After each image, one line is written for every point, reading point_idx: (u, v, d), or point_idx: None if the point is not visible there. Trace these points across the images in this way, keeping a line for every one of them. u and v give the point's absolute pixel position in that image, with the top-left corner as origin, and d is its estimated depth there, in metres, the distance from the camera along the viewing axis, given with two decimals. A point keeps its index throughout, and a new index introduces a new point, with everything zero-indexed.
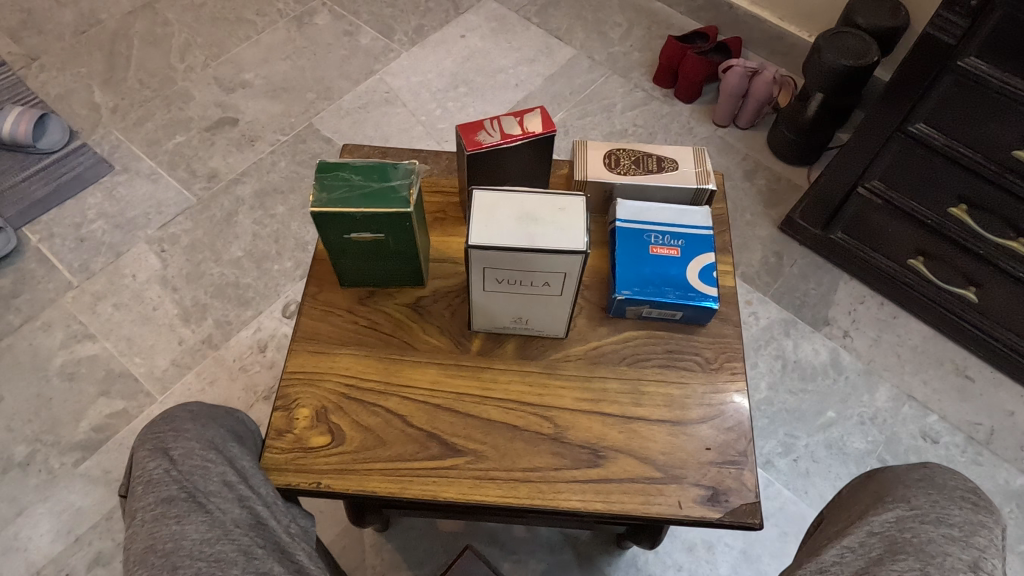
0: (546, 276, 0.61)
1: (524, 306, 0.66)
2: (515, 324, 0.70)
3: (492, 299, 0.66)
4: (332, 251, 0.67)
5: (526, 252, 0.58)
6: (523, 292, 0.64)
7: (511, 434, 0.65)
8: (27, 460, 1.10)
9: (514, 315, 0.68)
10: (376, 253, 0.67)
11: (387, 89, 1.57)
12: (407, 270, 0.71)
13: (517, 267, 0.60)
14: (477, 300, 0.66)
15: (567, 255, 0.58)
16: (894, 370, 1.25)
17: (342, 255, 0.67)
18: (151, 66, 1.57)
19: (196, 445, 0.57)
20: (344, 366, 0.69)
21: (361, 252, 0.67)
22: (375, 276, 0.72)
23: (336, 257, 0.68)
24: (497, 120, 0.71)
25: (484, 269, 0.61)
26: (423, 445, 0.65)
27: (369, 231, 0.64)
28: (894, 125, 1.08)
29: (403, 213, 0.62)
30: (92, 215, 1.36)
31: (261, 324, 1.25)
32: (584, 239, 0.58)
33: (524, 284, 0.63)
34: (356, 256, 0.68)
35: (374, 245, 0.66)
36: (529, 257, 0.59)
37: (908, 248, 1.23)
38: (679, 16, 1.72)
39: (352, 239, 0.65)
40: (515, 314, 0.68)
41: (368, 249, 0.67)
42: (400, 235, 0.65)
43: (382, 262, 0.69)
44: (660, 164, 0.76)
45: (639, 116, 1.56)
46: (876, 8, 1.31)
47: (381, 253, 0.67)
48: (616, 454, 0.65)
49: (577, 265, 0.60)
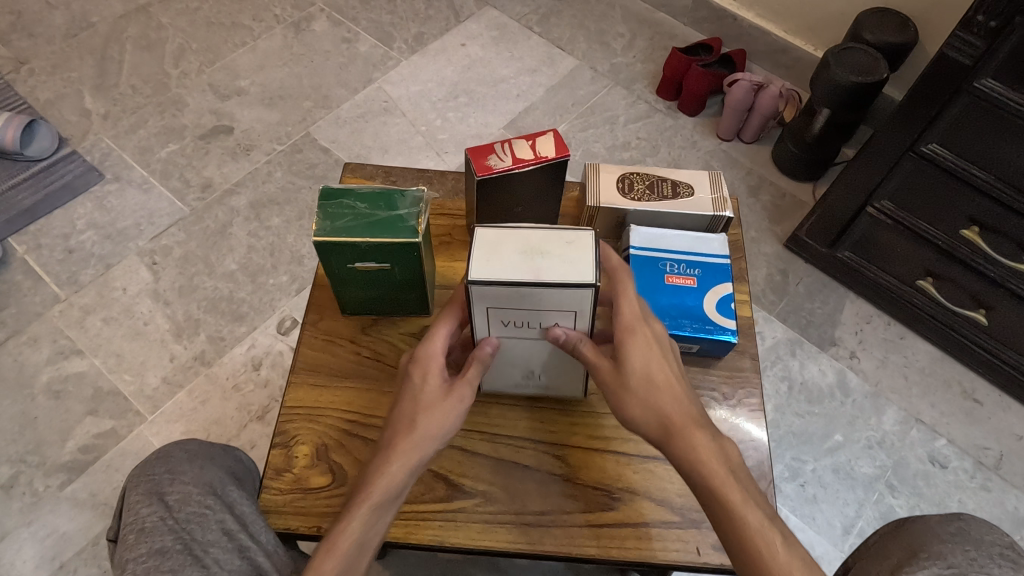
0: (554, 316, 0.58)
1: (537, 354, 0.63)
2: (527, 383, 0.65)
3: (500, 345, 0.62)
4: (334, 279, 0.64)
5: (531, 286, 0.55)
6: (531, 335, 0.61)
7: (522, 474, 0.63)
8: (10, 482, 1.06)
9: (525, 367, 0.64)
10: (381, 282, 0.64)
11: (386, 98, 1.54)
12: (413, 299, 0.68)
13: (524, 306, 0.57)
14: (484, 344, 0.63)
15: (575, 289, 0.55)
16: (901, 393, 1.23)
17: (344, 283, 0.64)
18: (144, 71, 1.53)
19: (194, 489, 0.55)
20: (346, 401, 0.66)
21: (366, 281, 0.64)
22: (379, 305, 0.68)
23: (338, 285, 0.65)
24: (508, 144, 0.68)
25: (487, 308, 0.58)
26: (430, 486, 0.62)
27: (374, 261, 0.61)
28: (906, 145, 1.06)
29: (412, 243, 0.58)
30: (82, 226, 1.32)
31: (256, 340, 1.21)
32: (591, 272, 0.55)
33: (531, 327, 0.60)
34: (359, 284, 0.64)
35: (379, 274, 0.63)
36: (535, 293, 0.56)
37: (917, 268, 1.21)
38: (683, 26, 1.70)
39: (355, 267, 0.61)
40: (526, 367, 0.64)
41: (373, 279, 0.64)
42: (407, 265, 0.62)
43: (386, 291, 0.66)
44: (675, 189, 0.73)
45: (642, 129, 1.54)
46: (884, 24, 1.29)
47: (386, 282, 0.64)
48: (631, 495, 0.62)
49: (587, 303, 0.57)
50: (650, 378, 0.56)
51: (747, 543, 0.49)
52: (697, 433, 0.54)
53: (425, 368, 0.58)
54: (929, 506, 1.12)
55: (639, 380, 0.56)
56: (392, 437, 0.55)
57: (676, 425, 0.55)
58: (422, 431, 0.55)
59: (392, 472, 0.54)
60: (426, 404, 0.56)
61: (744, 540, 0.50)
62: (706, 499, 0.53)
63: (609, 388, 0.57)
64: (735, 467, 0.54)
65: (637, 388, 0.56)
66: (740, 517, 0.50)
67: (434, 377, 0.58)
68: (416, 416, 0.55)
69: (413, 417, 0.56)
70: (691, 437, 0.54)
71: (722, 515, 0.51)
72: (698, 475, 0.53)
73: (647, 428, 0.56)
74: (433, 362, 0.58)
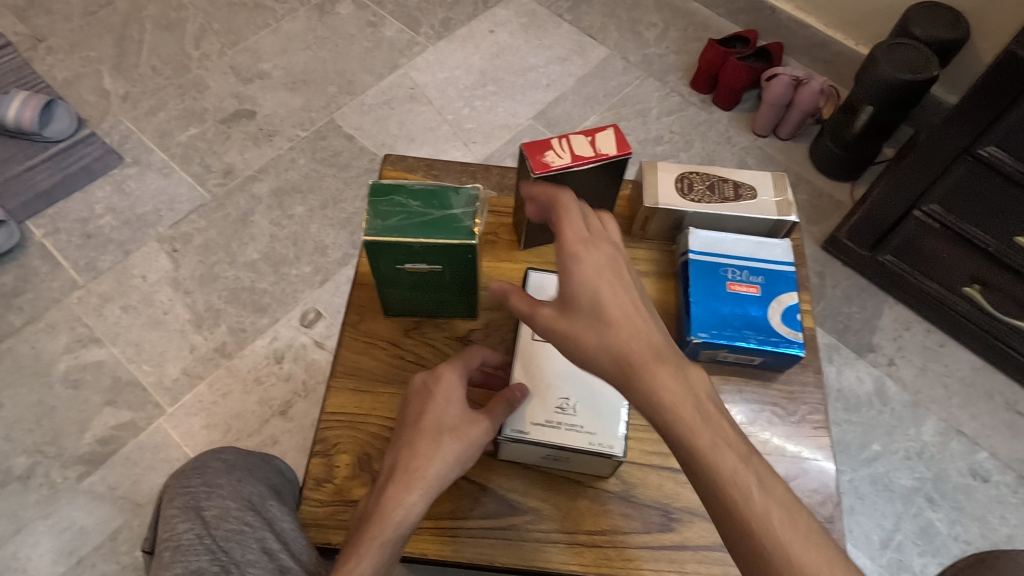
0: None
1: (577, 375, 0.60)
2: (559, 421, 0.57)
3: (541, 357, 0.61)
4: (380, 280, 0.60)
5: None
6: None
7: (574, 490, 0.59)
8: (28, 473, 1.04)
9: (560, 390, 0.59)
10: (431, 284, 0.61)
11: (413, 85, 1.49)
12: (462, 302, 0.64)
13: None
14: (524, 354, 0.61)
15: None
16: (941, 403, 1.19)
17: (390, 283, 0.60)
18: (164, 52, 1.49)
19: (232, 504, 0.52)
20: (387, 407, 0.62)
21: (415, 283, 0.61)
22: (423, 306, 0.65)
23: (383, 285, 0.61)
24: (566, 139, 0.64)
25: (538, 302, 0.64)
26: (477, 501, 0.59)
27: (426, 262, 0.57)
28: (962, 146, 1.01)
29: (469, 245, 0.55)
30: (100, 210, 1.28)
31: (278, 333, 1.18)
32: None
33: None
34: (406, 285, 0.61)
35: (429, 276, 0.59)
36: None
37: (963, 275, 1.17)
38: (717, 17, 1.64)
39: (405, 268, 0.58)
40: (562, 391, 0.59)
41: (422, 281, 0.60)
42: (460, 267, 0.58)
43: (433, 292, 0.62)
44: (737, 191, 0.70)
45: (675, 123, 1.49)
46: (934, 19, 1.24)
47: (436, 284, 0.61)
48: (691, 517, 0.59)
49: None
50: (603, 316, 0.49)
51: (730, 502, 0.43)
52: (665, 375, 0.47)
53: (447, 390, 0.57)
54: (970, 521, 1.09)
55: (592, 319, 0.49)
56: (411, 457, 0.54)
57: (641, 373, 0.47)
58: (442, 457, 0.54)
59: (409, 500, 0.52)
60: (452, 430, 0.55)
61: (725, 498, 0.44)
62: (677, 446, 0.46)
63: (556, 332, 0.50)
64: (707, 403, 0.47)
65: (583, 331, 0.49)
66: (710, 463, 0.44)
67: (456, 402, 0.57)
68: (442, 438, 0.54)
69: (437, 438, 0.54)
70: (651, 378, 0.47)
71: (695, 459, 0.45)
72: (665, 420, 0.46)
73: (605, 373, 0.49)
74: (455, 388, 0.57)
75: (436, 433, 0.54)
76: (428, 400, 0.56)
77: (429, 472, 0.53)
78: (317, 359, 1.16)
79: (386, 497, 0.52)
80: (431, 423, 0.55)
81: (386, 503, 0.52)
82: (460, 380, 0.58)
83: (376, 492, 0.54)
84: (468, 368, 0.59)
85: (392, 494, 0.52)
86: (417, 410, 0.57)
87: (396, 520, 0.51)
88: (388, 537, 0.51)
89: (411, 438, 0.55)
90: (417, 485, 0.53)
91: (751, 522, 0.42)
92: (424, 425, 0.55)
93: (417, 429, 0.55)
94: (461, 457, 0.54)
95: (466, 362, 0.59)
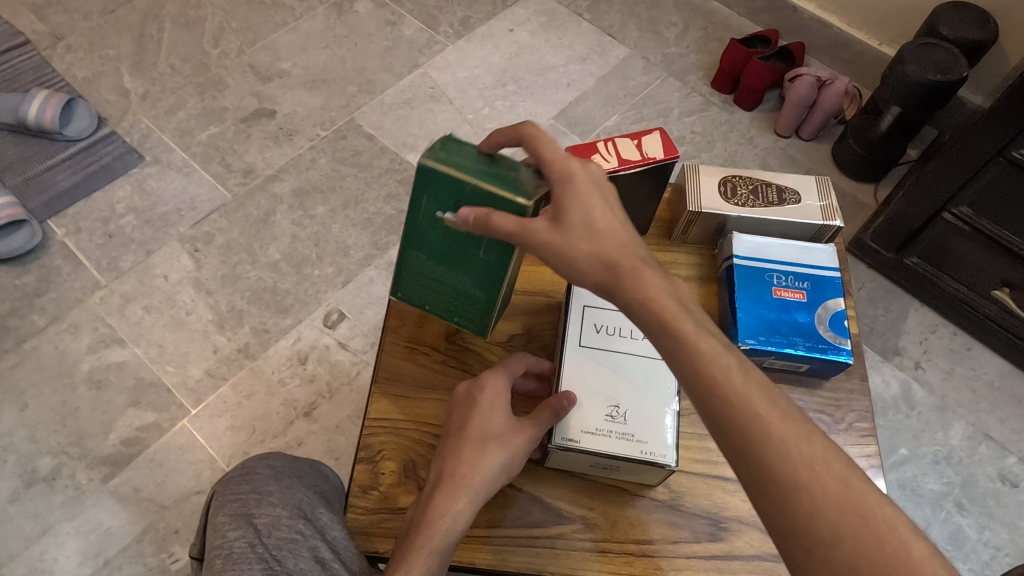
0: None
1: (625, 382, 0.60)
2: (609, 429, 0.57)
3: (588, 363, 0.61)
4: (412, 231, 0.60)
5: None
6: (624, 349, 0.62)
7: (622, 500, 0.62)
8: (53, 474, 1.03)
9: (608, 398, 0.59)
10: (456, 261, 0.61)
11: (432, 84, 1.49)
12: (478, 304, 0.64)
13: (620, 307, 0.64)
14: (572, 359, 0.61)
15: None
16: (968, 407, 1.18)
17: (418, 240, 0.60)
18: (183, 50, 1.48)
19: (283, 512, 0.54)
20: (430, 413, 0.64)
21: (445, 248, 0.60)
22: (435, 295, 0.66)
23: (411, 247, 0.61)
24: (612, 142, 0.64)
25: (583, 306, 0.64)
26: (525, 510, 0.61)
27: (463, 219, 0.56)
28: (995, 149, 1.00)
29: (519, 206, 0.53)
30: (122, 210, 1.28)
31: (302, 334, 1.17)
32: None
33: (623, 336, 0.62)
34: (431, 251, 0.61)
35: (461, 243, 0.59)
36: None
37: (992, 277, 1.16)
38: (737, 16, 1.63)
39: (441, 219, 0.57)
40: (611, 398, 0.59)
41: (451, 248, 0.59)
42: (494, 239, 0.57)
43: (452, 274, 0.62)
44: (781, 196, 0.69)
45: (697, 123, 1.48)
46: (961, 19, 1.23)
47: (461, 263, 0.61)
48: (738, 527, 0.62)
49: None
50: (593, 229, 0.50)
51: (773, 466, 0.42)
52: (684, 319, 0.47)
53: (491, 398, 0.57)
54: (999, 526, 1.08)
55: (582, 233, 0.50)
56: (457, 465, 0.54)
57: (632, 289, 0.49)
58: (487, 466, 0.54)
59: (456, 509, 0.53)
60: (495, 438, 0.55)
61: (735, 415, 0.44)
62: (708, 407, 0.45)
63: (550, 252, 0.50)
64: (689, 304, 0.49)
65: (577, 242, 0.50)
66: (692, 344, 0.46)
67: (500, 410, 0.57)
68: (486, 445, 0.55)
69: (482, 446, 0.55)
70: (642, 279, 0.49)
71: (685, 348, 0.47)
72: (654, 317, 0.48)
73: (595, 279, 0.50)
74: (499, 395, 0.57)
75: (482, 441, 0.55)
76: (473, 409, 0.57)
77: (474, 479, 0.54)
78: (341, 361, 1.15)
79: (433, 505, 0.53)
80: (477, 431, 0.56)
81: (434, 511, 0.53)
82: (504, 387, 0.58)
83: (423, 501, 0.55)
84: (511, 376, 0.59)
85: (438, 500, 0.53)
86: (462, 418, 0.57)
87: (444, 528, 0.52)
88: (437, 544, 0.52)
89: (456, 446, 0.55)
90: (463, 494, 0.53)
91: (769, 440, 0.43)
92: (469, 432, 0.56)
93: (463, 437, 0.56)
94: (507, 466, 0.55)
95: (510, 371, 0.60)
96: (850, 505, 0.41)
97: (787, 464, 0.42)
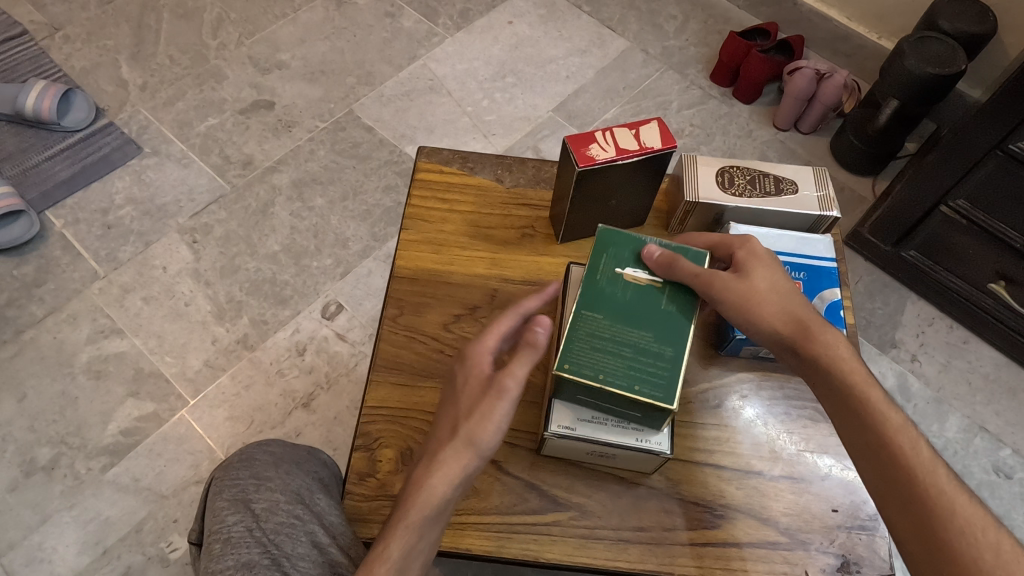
0: None
1: None
2: (606, 417, 0.60)
3: None
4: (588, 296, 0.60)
5: None
6: None
7: (618, 488, 0.63)
8: (52, 464, 1.04)
9: None
10: (636, 313, 0.59)
11: (431, 76, 1.49)
12: (665, 361, 0.57)
13: None
14: None
15: None
16: (964, 400, 1.19)
17: (596, 300, 0.59)
18: (182, 41, 1.48)
19: (281, 498, 0.56)
20: (428, 402, 0.65)
21: (623, 306, 0.59)
22: (611, 359, 0.57)
23: (585, 305, 0.59)
24: (610, 132, 0.66)
25: None
26: (521, 497, 0.62)
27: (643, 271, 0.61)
28: (993, 141, 1.00)
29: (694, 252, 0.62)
30: (120, 201, 1.28)
31: (300, 325, 1.18)
32: None
33: None
34: (610, 308, 0.59)
35: (642, 296, 0.60)
36: None
37: (989, 271, 1.16)
38: (737, 9, 1.63)
39: (621, 274, 0.61)
40: None
41: (629, 306, 0.59)
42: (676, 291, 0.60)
43: (629, 331, 0.58)
44: (778, 185, 0.70)
45: (696, 116, 1.48)
46: (962, 12, 1.23)
47: (643, 315, 0.59)
48: (734, 514, 0.62)
49: None
50: (777, 288, 0.60)
51: (927, 510, 0.47)
52: (875, 389, 0.54)
53: (470, 374, 0.57)
54: None
55: (768, 289, 0.60)
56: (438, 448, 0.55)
57: (821, 352, 0.57)
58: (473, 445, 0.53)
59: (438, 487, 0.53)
60: (470, 412, 0.54)
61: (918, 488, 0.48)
62: (884, 468, 0.51)
63: (739, 295, 0.59)
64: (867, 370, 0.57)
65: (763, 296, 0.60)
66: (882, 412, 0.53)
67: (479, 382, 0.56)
68: (462, 425, 0.55)
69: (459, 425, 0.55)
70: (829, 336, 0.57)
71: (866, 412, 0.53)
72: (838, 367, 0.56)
73: (780, 327, 0.59)
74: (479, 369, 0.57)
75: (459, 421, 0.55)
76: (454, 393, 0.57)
77: (454, 463, 0.53)
78: (339, 352, 1.15)
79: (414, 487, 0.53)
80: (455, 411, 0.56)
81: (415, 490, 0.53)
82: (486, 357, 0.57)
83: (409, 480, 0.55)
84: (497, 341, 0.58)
85: (417, 483, 0.53)
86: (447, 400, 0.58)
87: (425, 504, 0.52)
88: (416, 521, 0.52)
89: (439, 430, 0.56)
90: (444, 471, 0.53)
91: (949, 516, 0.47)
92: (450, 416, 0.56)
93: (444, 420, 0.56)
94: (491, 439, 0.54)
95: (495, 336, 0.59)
96: (993, 566, 0.44)
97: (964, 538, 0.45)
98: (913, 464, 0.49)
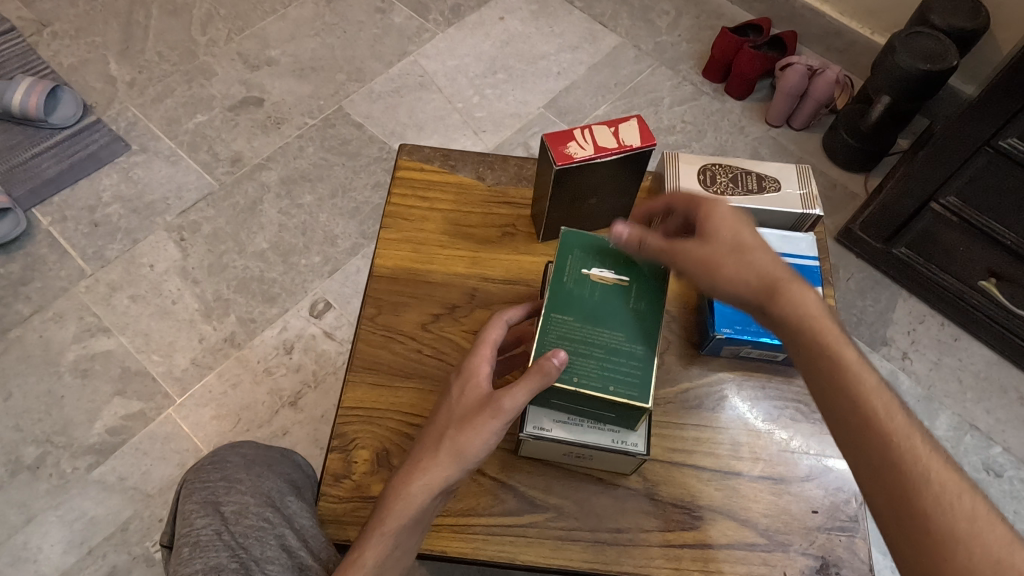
0: None
1: None
2: (581, 418, 0.59)
3: None
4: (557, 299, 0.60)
5: None
6: None
7: (595, 488, 0.62)
8: (37, 463, 1.03)
9: None
10: (605, 315, 0.60)
11: (422, 72, 1.48)
12: (637, 360, 0.58)
13: None
14: None
15: None
16: (954, 398, 1.18)
17: (565, 302, 0.60)
18: (170, 38, 1.47)
19: (251, 501, 0.56)
20: (406, 403, 0.64)
21: (593, 307, 0.60)
22: (584, 360, 0.57)
23: (554, 308, 0.59)
24: (589, 130, 0.65)
25: None
26: (497, 498, 0.61)
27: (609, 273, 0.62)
28: (982, 138, 0.99)
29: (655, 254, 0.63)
30: (108, 198, 1.27)
31: (288, 323, 1.17)
32: None
33: None
34: (580, 309, 0.60)
35: (609, 297, 0.61)
36: None
37: (979, 268, 1.16)
38: (730, 5, 1.62)
39: (589, 276, 0.61)
40: None
41: (599, 308, 0.60)
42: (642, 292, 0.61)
43: (602, 331, 0.59)
44: (761, 184, 0.70)
45: (688, 112, 1.47)
46: (954, 7, 1.22)
47: (611, 317, 0.60)
48: (712, 515, 0.62)
49: None
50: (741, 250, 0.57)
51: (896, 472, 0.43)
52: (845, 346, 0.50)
53: (466, 379, 0.56)
54: None
55: (730, 250, 0.57)
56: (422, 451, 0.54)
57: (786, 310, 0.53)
58: (469, 448, 0.53)
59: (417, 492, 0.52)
60: (460, 420, 0.54)
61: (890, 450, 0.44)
62: (851, 429, 0.47)
63: (700, 265, 0.58)
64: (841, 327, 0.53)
65: (724, 258, 0.57)
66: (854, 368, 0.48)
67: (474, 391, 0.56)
68: (449, 430, 0.54)
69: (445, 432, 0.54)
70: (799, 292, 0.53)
71: (833, 369, 0.49)
72: (808, 325, 0.52)
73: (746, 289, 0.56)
74: (476, 376, 0.56)
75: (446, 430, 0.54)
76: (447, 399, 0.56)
77: (438, 471, 0.53)
78: (327, 350, 1.15)
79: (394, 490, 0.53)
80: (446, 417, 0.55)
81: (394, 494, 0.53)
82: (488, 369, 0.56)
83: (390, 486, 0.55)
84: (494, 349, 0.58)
85: (397, 491, 0.53)
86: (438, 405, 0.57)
87: (403, 509, 0.52)
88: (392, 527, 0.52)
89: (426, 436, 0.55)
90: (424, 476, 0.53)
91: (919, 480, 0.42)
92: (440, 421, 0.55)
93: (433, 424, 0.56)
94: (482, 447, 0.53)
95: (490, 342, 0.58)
96: (969, 534, 0.40)
97: (939, 508, 0.41)
98: (887, 423, 0.45)
